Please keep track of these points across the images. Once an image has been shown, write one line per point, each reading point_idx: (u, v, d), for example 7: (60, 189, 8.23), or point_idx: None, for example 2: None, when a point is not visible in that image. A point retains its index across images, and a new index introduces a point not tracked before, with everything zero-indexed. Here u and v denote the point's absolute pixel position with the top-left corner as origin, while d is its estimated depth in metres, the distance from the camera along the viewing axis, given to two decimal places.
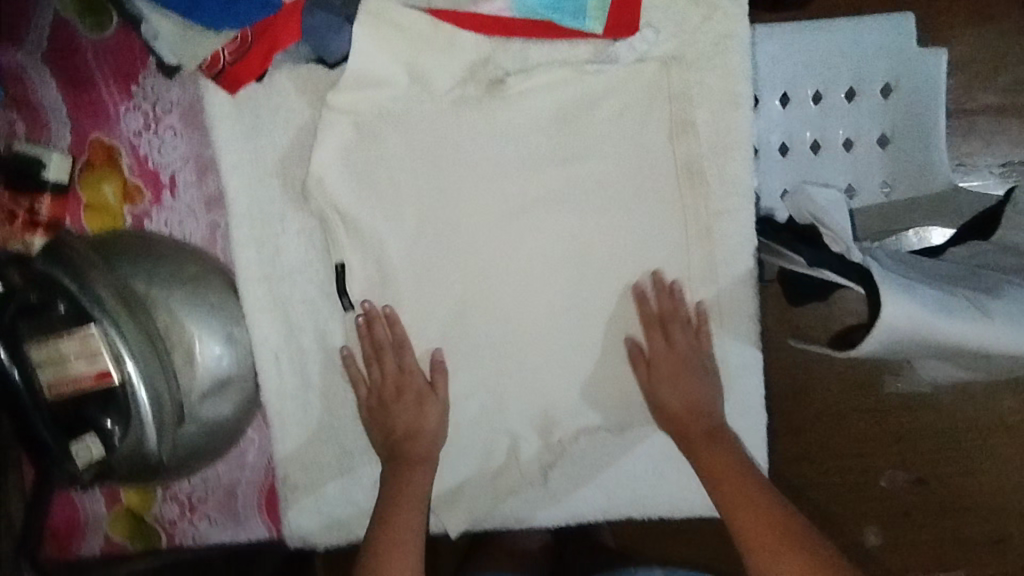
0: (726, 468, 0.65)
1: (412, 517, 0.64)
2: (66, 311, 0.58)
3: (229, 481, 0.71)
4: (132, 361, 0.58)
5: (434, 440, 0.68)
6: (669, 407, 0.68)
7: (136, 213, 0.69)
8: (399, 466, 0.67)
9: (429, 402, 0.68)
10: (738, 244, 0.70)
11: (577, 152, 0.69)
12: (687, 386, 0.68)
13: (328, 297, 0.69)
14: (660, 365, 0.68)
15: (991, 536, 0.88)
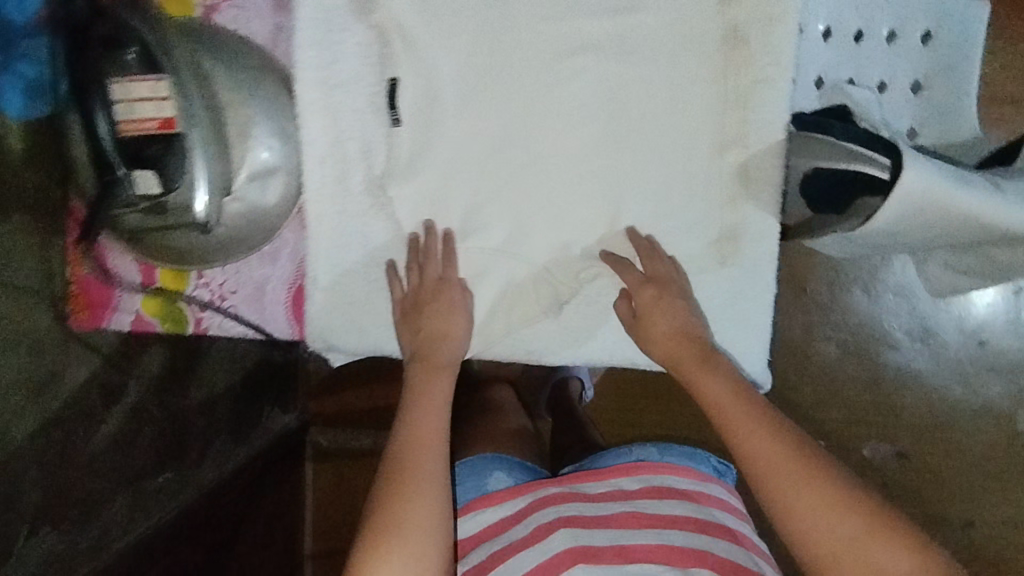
0: (724, 394, 0.67)
1: (432, 420, 0.68)
2: (136, 59, 0.63)
3: (260, 276, 0.75)
4: (195, 117, 0.64)
5: (456, 328, 0.72)
6: (664, 349, 0.71)
7: (206, 5, 0.71)
8: (423, 361, 0.71)
9: (450, 289, 0.72)
10: (771, 115, 0.72)
11: (631, 1, 0.71)
12: (668, 309, 0.71)
13: (375, 110, 0.73)
14: (643, 301, 0.72)
15: (963, 518, 1.14)
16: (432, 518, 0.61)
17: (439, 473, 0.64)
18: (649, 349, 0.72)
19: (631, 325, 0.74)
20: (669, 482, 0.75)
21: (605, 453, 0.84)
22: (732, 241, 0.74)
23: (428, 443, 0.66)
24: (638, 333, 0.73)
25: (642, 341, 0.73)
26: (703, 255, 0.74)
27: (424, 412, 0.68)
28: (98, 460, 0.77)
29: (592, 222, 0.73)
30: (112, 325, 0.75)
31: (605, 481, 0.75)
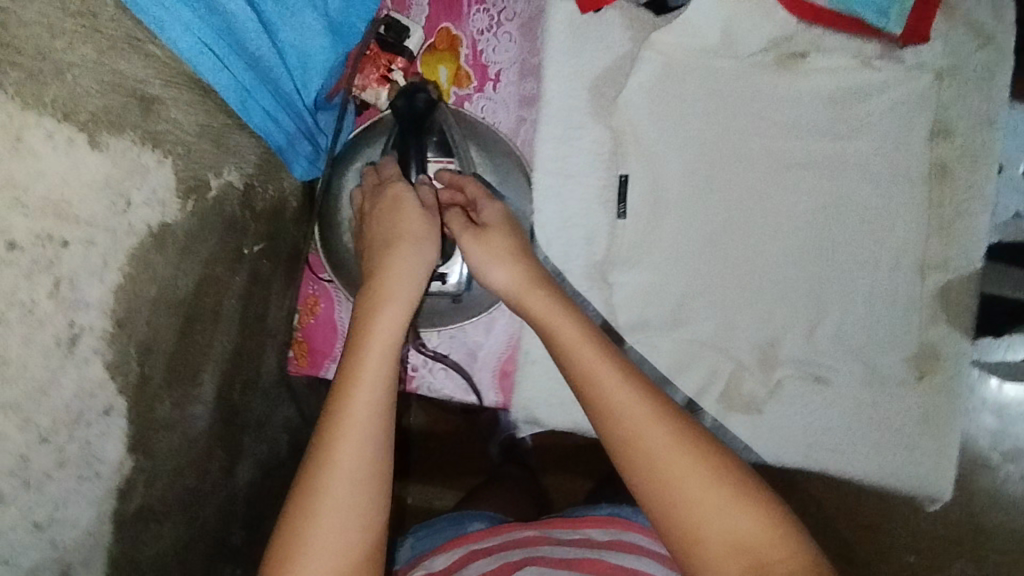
0: (589, 351, 0.58)
1: (367, 383, 0.55)
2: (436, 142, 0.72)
3: (473, 343, 0.78)
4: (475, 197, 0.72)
5: (416, 270, 0.60)
6: (511, 279, 0.62)
7: (460, 95, 0.78)
8: (368, 303, 0.59)
9: (409, 206, 0.63)
10: (972, 246, 0.77)
11: (848, 132, 0.77)
12: (487, 234, 0.64)
13: (602, 203, 0.78)
14: (490, 219, 0.65)
15: None
16: (363, 493, 0.53)
17: (372, 442, 0.54)
18: (487, 276, 0.63)
19: (467, 236, 0.64)
20: (639, 542, 0.64)
21: (578, 507, 0.77)
22: (929, 358, 0.77)
23: (364, 403, 0.54)
24: (474, 259, 0.63)
25: (479, 268, 0.63)
26: (900, 368, 0.77)
27: (362, 367, 0.56)
28: (280, 502, 0.79)
29: (794, 324, 0.77)
30: (329, 373, 0.77)
31: (578, 528, 0.66)
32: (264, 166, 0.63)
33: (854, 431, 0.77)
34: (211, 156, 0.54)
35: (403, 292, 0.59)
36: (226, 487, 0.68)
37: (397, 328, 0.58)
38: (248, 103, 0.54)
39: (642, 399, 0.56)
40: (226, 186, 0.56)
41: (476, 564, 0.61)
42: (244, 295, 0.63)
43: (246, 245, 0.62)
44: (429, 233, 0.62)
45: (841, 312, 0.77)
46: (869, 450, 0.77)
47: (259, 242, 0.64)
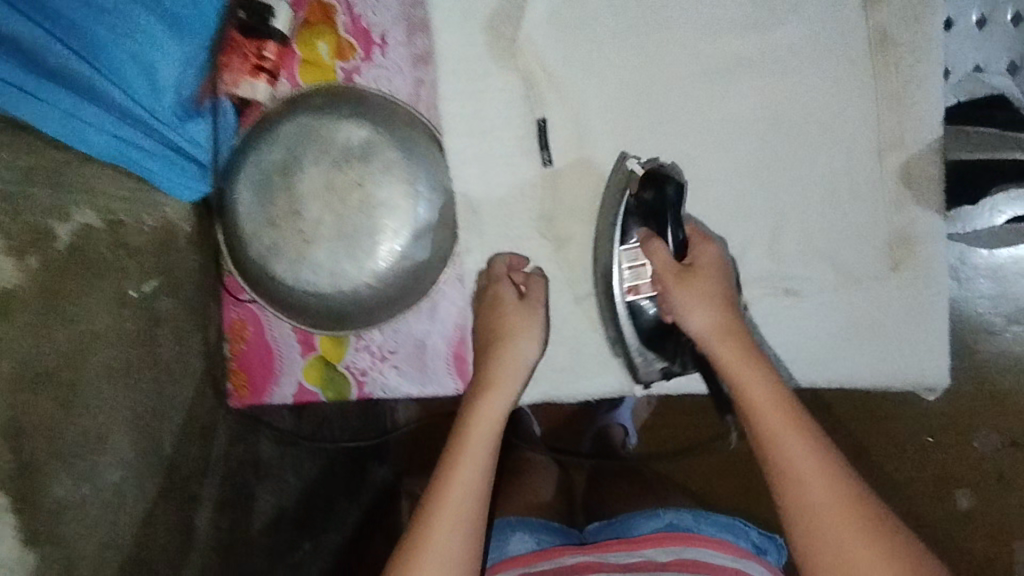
0: (774, 414, 0.57)
1: (474, 453, 0.61)
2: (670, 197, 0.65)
3: (419, 334, 0.73)
4: (382, 185, 0.65)
5: (518, 360, 0.66)
6: (707, 325, 0.61)
7: (346, 69, 0.71)
8: (478, 383, 0.66)
9: (506, 304, 0.67)
10: (930, 113, 0.70)
11: (773, 19, 0.70)
12: (697, 288, 0.62)
13: (526, 153, 0.71)
14: (704, 259, 0.65)
15: None
16: (455, 547, 0.57)
17: (467, 509, 0.58)
18: (686, 318, 0.62)
19: (671, 280, 0.62)
20: (699, 561, 0.65)
21: (636, 517, 0.75)
22: (902, 244, 0.71)
23: (463, 471, 0.60)
24: (674, 302, 0.63)
25: (679, 309, 0.62)
26: (875, 262, 0.71)
27: (467, 440, 0.62)
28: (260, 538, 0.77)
29: (754, 240, 0.71)
30: (275, 397, 0.73)
31: (634, 551, 0.67)
32: (137, 194, 0.62)
33: (836, 338, 0.72)
34: (37, 208, 0.53)
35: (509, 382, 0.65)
36: (179, 538, 0.66)
37: (500, 409, 0.64)
38: (73, 126, 0.57)
39: (811, 449, 0.56)
40: (111, 220, 0.59)
41: None
42: (132, 339, 0.60)
43: (132, 286, 0.60)
44: (529, 325, 0.67)
45: (803, 216, 0.71)
46: (858, 356, 0.72)
47: (149, 280, 0.62)
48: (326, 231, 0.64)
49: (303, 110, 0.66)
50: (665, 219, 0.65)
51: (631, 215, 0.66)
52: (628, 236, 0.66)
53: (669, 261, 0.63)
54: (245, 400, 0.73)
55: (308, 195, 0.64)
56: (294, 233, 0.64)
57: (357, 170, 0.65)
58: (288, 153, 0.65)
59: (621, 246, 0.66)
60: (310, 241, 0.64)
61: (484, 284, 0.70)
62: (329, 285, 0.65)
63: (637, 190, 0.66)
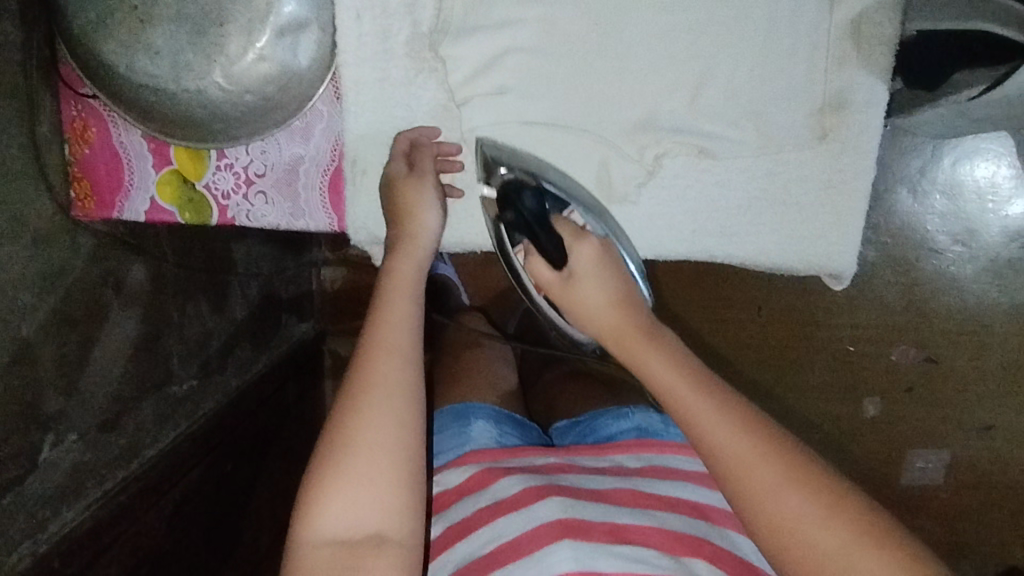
0: (681, 385, 0.50)
1: (397, 309, 0.55)
2: (511, 219, 0.62)
3: (291, 158, 0.64)
4: None
5: (428, 220, 0.62)
6: (607, 326, 0.56)
7: None
8: (391, 251, 0.60)
9: (404, 181, 0.62)
10: None
11: None
12: (584, 281, 0.58)
13: None
14: (585, 261, 0.59)
15: (985, 424, 1.04)
16: (399, 404, 0.50)
17: (406, 366, 0.52)
18: (582, 324, 0.59)
19: (558, 292, 0.60)
20: (672, 467, 0.65)
21: (605, 417, 0.75)
22: (837, 111, 0.64)
23: (392, 326, 0.54)
24: (570, 309, 0.59)
25: (574, 318, 0.60)
26: (804, 129, 0.64)
27: (392, 297, 0.56)
28: (120, 364, 0.73)
29: (672, 89, 0.62)
30: (125, 214, 0.65)
31: (603, 457, 0.67)
32: None
33: (751, 210, 0.67)
34: None
35: (423, 247, 0.60)
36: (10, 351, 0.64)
37: (415, 269, 0.59)
38: None
39: (725, 416, 0.48)
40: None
41: (502, 480, 0.62)
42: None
43: None
44: (428, 191, 0.62)
45: (734, 64, 0.62)
46: (762, 233, 0.68)
47: None
48: (166, 12, 0.54)
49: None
50: (534, 232, 0.60)
51: (514, 229, 0.63)
52: (517, 241, 0.64)
53: (550, 274, 0.60)
54: (92, 212, 0.65)
55: None
56: (125, 10, 0.54)
57: None
58: None
59: (513, 250, 0.65)
60: (145, 21, 0.54)
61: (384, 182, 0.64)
62: (170, 79, 0.56)
63: (509, 207, 0.62)
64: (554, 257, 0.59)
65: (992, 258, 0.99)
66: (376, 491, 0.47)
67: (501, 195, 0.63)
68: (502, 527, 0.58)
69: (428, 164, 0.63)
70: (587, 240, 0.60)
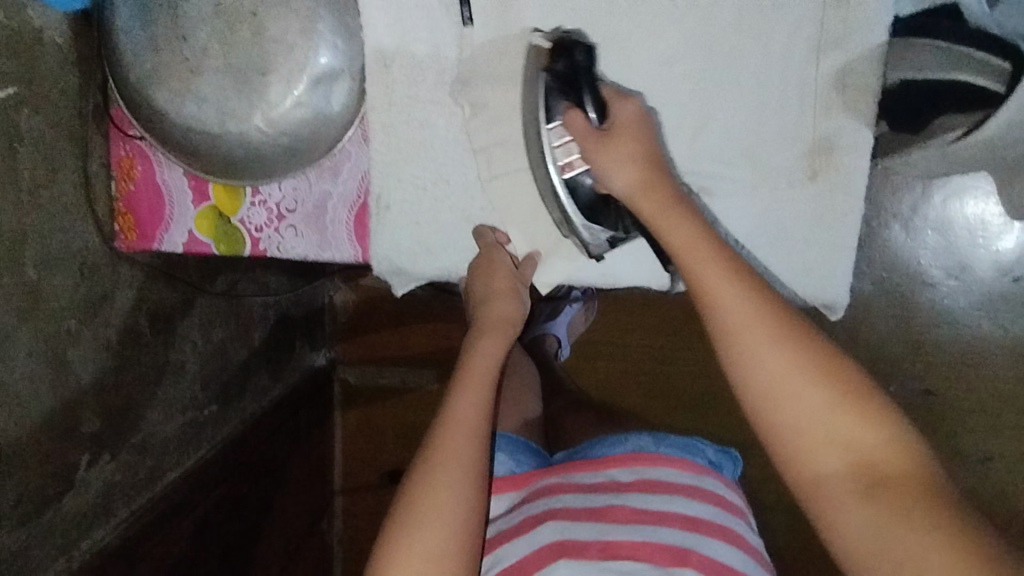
0: (715, 276, 0.54)
1: (472, 396, 0.61)
2: (557, 70, 0.62)
3: (320, 194, 0.69)
4: (278, 18, 0.60)
5: (509, 318, 0.68)
6: (631, 184, 0.59)
7: None
8: (474, 336, 0.66)
9: (501, 267, 0.68)
10: (877, 14, 0.66)
11: None
12: (623, 149, 0.60)
13: (446, 9, 0.66)
14: (622, 120, 0.61)
15: (983, 451, 1.07)
16: (466, 489, 0.56)
17: (470, 454, 0.58)
18: (612, 183, 0.60)
19: (591, 146, 0.60)
20: (664, 478, 0.68)
21: (601, 443, 0.75)
22: (826, 155, 0.69)
23: (467, 415, 0.60)
24: (598, 169, 0.60)
25: (604, 173, 0.60)
26: (793, 171, 0.70)
27: (468, 383, 0.62)
28: (149, 387, 0.76)
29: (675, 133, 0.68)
30: (164, 245, 0.69)
31: (598, 472, 0.69)
32: None
33: (752, 245, 0.71)
34: None
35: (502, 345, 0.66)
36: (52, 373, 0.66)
37: (493, 357, 0.64)
38: None
39: (766, 328, 0.51)
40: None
41: (504, 515, 0.68)
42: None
43: None
44: (516, 290, 0.69)
45: (729, 111, 0.68)
46: (764, 263, 0.72)
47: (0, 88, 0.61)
48: (214, 62, 0.59)
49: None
50: (581, 82, 0.61)
51: (553, 91, 0.62)
52: (552, 112, 0.62)
53: (588, 125, 0.60)
54: (132, 244, 0.69)
55: (195, 19, 0.59)
56: (178, 61, 0.59)
57: None
58: None
59: (545, 126, 0.62)
60: (195, 70, 0.59)
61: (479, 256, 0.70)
62: (215, 122, 0.61)
63: (550, 63, 0.63)
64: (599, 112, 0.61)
65: (982, 297, 1.03)
66: (432, 554, 0.53)
67: (553, 49, 0.64)
68: (505, 553, 0.63)
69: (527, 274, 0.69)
70: (629, 100, 0.62)
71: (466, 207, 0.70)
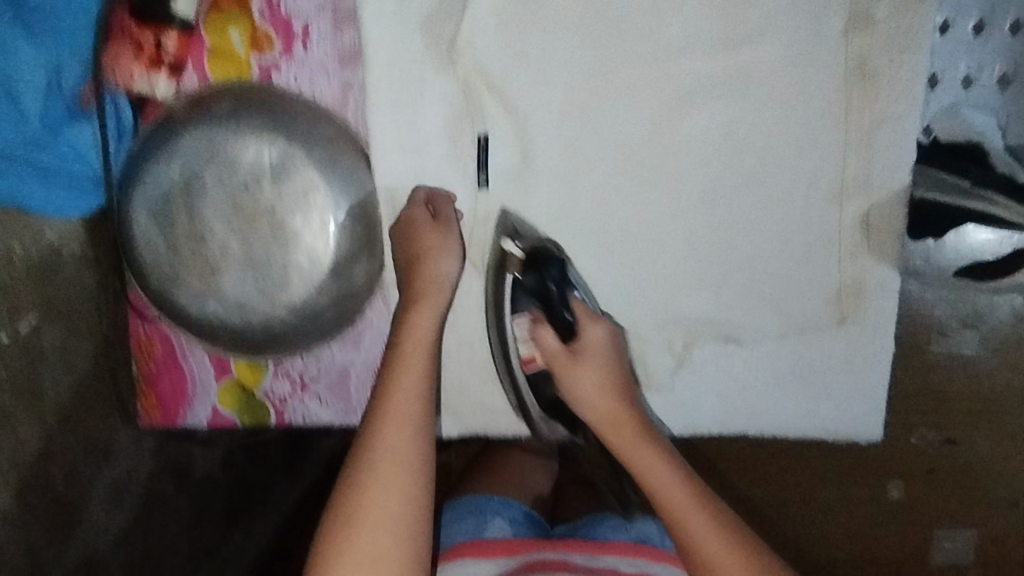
0: (679, 495, 0.57)
1: (410, 381, 0.57)
2: (529, 284, 0.66)
3: (343, 362, 0.68)
4: (295, 214, 0.60)
5: (444, 282, 0.62)
6: (598, 411, 0.63)
7: (263, 64, 0.63)
8: (404, 309, 0.61)
9: (422, 225, 0.62)
10: (896, 158, 0.66)
11: (738, 39, 0.64)
12: (591, 365, 0.64)
13: (463, 176, 0.65)
14: (590, 345, 0.65)
15: (1008, 499, 0.86)
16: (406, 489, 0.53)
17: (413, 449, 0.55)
18: (578, 400, 0.64)
19: (561, 365, 0.65)
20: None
21: (604, 520, 0.69)
22: (853, 298, 0.69)
23: (404, 400, 0.56)
24: (566, 387, 0.64)
25: (570, 393, 0.64)
26: (822, 315, 0.69)
27: (404, 367, 0.58)
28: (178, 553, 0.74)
29: (700, 284, 0.68)
30: (188, 421, 0.68)
31: (598, 557, 0.63)
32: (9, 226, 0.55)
33: (780, 386, 0.71)
34: None
35: (435, 310, 0.60)
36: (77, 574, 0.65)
37: (429, 335, 0.60)
38: None
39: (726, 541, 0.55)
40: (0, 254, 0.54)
41: None
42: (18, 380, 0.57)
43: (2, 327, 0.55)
44: (447, 239, 0.62)
45: (754, 259, 0.67)
46: (795, 402, 0.71)
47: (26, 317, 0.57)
48: (234, 259, 0.59)
49: (209, 119, 0.58)
50: (554, 306, 0.65)
51: (522, 292, 0.66)
52: (518, 308, 0.66)
53: (556, 346, 0.65)
54: (155, 423, 0.68)
55: (211, 218, 0.58)
56: (197, 261, 0.59)
57: (267, 193, 0.59)
58: (187, 169, 0.58)
59: (513, 318, 0.67)
60: (216, 269, 0.59)
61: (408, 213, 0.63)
62: (237, 315, 0.60)
63: (521, 272, 0.66)
64: (568, 332, 0.65)
65: (1005, 340, 0.80)
66: (383, 554, 0.50)
67: (528, 259, 0.66)
68: None
69: (451, 215, 0.63)
70: (596, 317, 0.66)
71: (491, 367, 0.70)
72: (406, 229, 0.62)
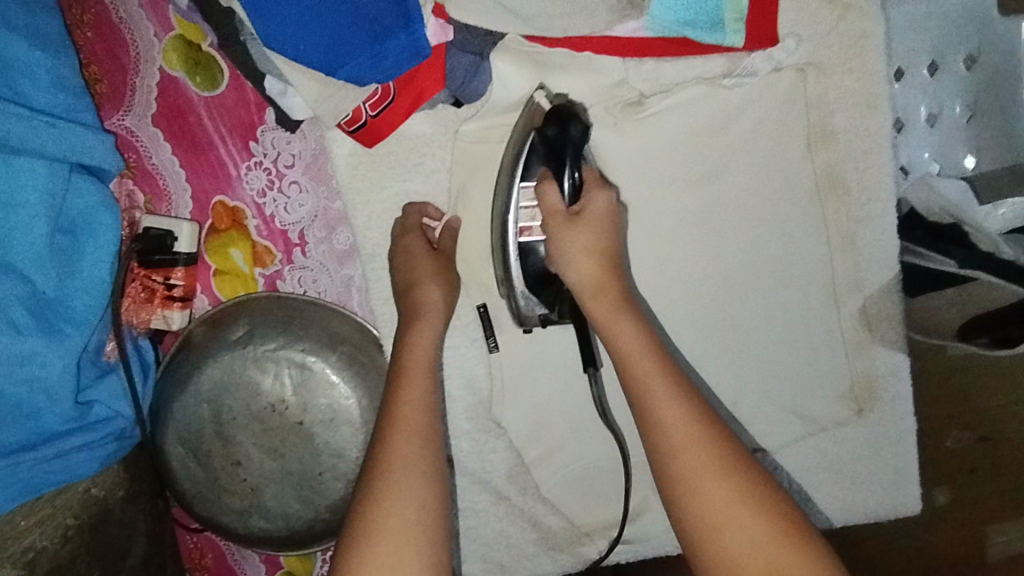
0: (648, 362, 0.50)
1: (416, 390, 0.53)
2: (545, 141, 0.56)
3: None
4: (321, 424, 0.63)
5: (445, 306, 0.59)
6: (587, 276, 0.53)
7: (267, 275, 0.65)
8: (405, 325, 0.58)
9: (421, 254, 0.60)
10: (882, 253, 0.69)
11: (713, 171, 0.66)
12: (590, 232, 0.54)
13: (472, 342, 0.68)
14: (596, 211, 0.55)
15: None
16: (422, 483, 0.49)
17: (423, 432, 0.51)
18: (565, 268, 0.54)
19: (554, 224, 0.54)
20: None
21: None
22: (866, 388, 0.71)
23: (411, 413, 0.52)
24: (555, 248, 0.53)
25: (559, 257, 0.54)
26: (842, 411, 0.71)
27: (408, 381, 0.54)
28: None
29: (719, 401, 0.69)
30: None
31: None
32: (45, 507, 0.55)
33: (813, 482, 0.73)
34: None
35: (435, 322, 0.57)
36: None
37: (433, 342, 0.57)
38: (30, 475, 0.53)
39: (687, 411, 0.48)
40: (29, 552, 0.51)
41: None
42: None
43: None
44: (441, 271, 0.60)
45: (765, 369, 0.69)
46: (831, 495, 0.73)
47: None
48: (272, 474, 0.62)
49: (226, 347, 0.62)
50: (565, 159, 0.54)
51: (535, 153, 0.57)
52: (530, 173, 0.57)
53: (557, 204, 0.54)
54: None
55: (245, 441, 0.62)
56: (238, 480, 0.62)
57: (293, 408, 0.62)
58: (214, 401, 0.62)
59: (520, 183, 0.57)
60: (257, 486, 0.62)
61: (405, 231, 0.62)
62: (282, 523, 0.63)
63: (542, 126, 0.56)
64: (572, 194, 0.54)
65: None
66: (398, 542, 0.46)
67: (552, 114, 0.56)
68: None
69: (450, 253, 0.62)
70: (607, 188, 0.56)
71: (531, 514, 0.71)
72: (404, 254, 0.60)
